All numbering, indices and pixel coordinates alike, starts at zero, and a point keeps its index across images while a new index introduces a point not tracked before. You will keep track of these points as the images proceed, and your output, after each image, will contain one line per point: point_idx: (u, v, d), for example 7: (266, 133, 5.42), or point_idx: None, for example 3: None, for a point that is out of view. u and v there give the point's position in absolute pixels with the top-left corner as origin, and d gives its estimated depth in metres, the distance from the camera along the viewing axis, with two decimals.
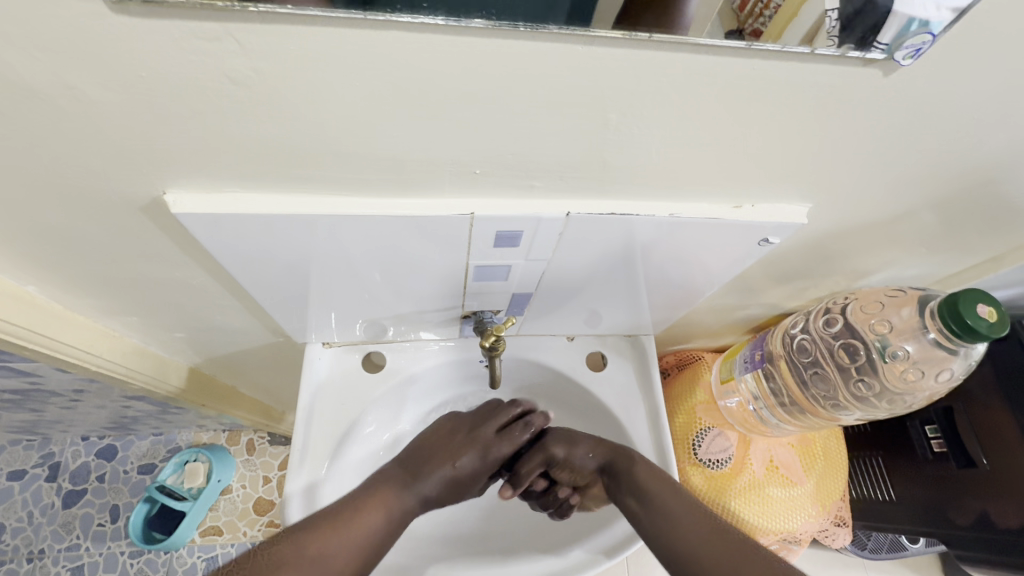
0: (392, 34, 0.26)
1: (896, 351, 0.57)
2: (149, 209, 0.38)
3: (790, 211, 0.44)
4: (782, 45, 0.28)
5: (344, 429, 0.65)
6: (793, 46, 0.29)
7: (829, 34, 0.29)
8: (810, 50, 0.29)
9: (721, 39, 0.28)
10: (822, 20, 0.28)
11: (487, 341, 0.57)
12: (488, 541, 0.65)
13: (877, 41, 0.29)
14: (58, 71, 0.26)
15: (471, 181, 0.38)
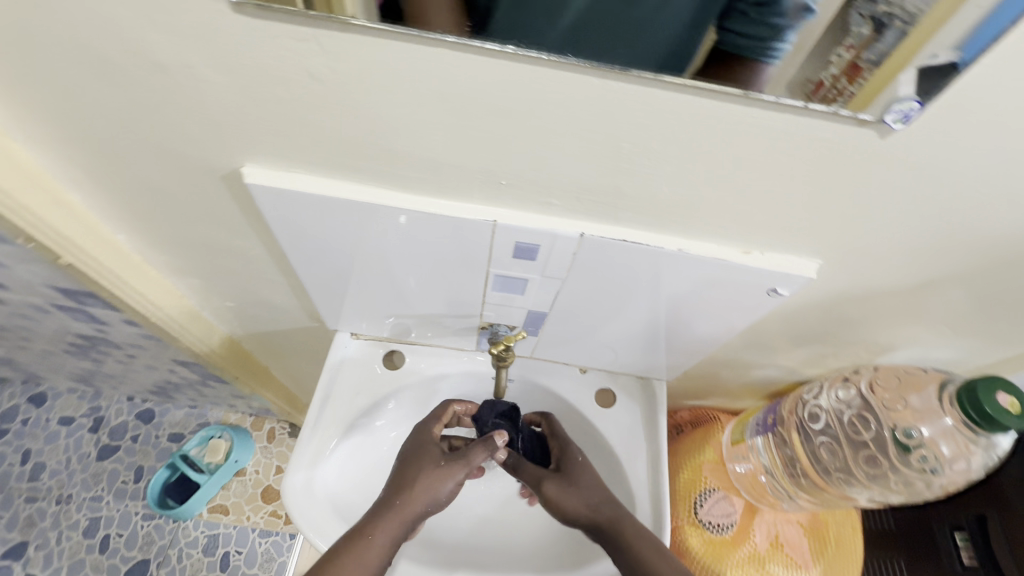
0: (442, 51, 0.31)
1: (910, 431, 0.57)
2: (226, 179, 0.44)
3: (799, 265, 0.45)
4: (777, 97, 0.31)
5: (354, 418, 0.68)
6: (786, 99, 0.31)
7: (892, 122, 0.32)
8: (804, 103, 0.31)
9: (717, 84, 0.31)
10: (892, 101, 0.31)
11: (497, 349, 0.60)
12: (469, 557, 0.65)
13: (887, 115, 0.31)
14: (184, 52, 0.33)
15: (497, 193, 0.42)
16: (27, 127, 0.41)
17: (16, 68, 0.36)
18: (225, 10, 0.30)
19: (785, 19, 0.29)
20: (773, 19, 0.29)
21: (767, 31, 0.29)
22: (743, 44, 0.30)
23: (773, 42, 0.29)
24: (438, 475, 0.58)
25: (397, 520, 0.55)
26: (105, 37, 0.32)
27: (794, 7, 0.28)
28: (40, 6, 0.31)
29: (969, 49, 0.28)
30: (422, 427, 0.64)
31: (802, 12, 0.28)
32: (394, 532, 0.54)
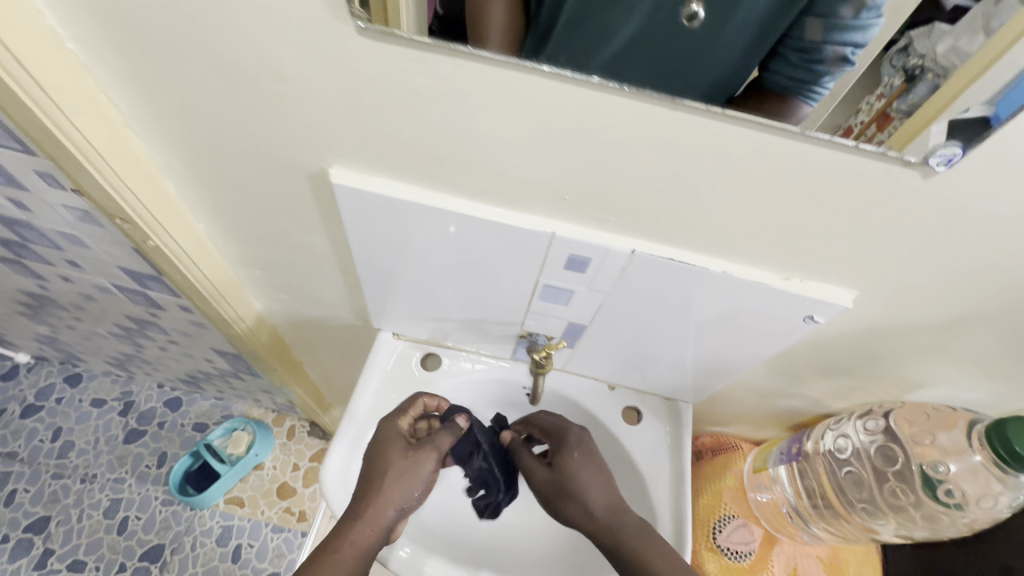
0: (536, 79, 0.35)
1: (937, 465, 0.58)
2: (312, 179, 0.49)
3: (837, 294, 0.48)
4: (831, 137, 0.35)
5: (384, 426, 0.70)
6: (842, 139, 0.35)
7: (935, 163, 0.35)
8: (833, 136, 0.35)
9: (778, 122, 0.35)
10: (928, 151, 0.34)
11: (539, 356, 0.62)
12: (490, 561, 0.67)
13: (933, 158, 0.34)
14: (305, 65, 0.37)
15: (560, 207, 0.45)
16: (144, 123, 0.46)
17: (148, 72, 0.40)
18: (351, 33, 0.34)
19: (824, 65, 0.34)
20: (813, 65, 0.34)
21: (810, 75, 0.34)
22: (787, 84, 0.35)
23: (816, 86, 0.34)
24: (405, 481, 0.58)
25: (368, 531, 0.55)
26: (239, 49, 0.37)
27: (834, 58, 0.34)
28: (187, 21, 0.36)
29: (1004, 107, 0.31)
30: (386, 426, 0.63)
31: (841, 62, 0.34)
32: (367, 543, 0.55)
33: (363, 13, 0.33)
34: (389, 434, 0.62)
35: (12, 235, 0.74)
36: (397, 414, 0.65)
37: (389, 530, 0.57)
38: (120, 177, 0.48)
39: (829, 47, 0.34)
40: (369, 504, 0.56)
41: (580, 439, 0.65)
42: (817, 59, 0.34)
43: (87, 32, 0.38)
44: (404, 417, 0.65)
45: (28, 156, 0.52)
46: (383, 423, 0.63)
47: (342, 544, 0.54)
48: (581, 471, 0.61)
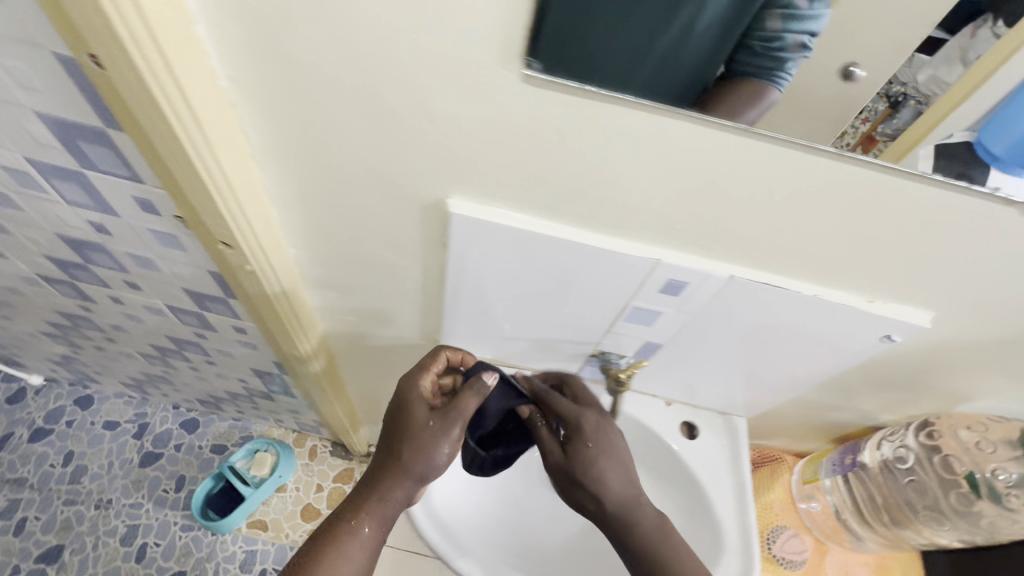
0: (681, 123, 0.38)
1: (998, 472, 0.67)
2: (425, 208, 0.51)
3: (916, 316, 0.52)
4: (948, 181, 0.40)
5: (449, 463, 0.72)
6: (955, 181, 0.40)
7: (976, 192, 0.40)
8: (922, 175, 0.40)
9: (899, 168, 0.40)
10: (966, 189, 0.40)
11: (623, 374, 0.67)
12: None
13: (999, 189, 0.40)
14: (460, 107, 0.39)
15: (669, 236, 0.48)
16: (272, 155, 0.47)
17: (292, 107, 0.42)
18: (514, 79, 0.36)
19: (786, 53, 0.39)
20: (779, 54, 0.39)
21: (773, 61, 0.40)
22: (750, 70, 0.39)
23: (777, 68, 0.40)
24: (424, 448, 0.57)
25: (386, 505, 0.58)
26: (399, 91, 0.39)
27: (794, 44, 0.39)
28: (352, 63, 0.38)
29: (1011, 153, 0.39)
30: (407, 387, 0.62)
31: (800, 48, 0.40)
32: (384, 514, 0.58)
33: (536, 62, 0.35)
34: (410, 399, 0.60)
35: (74, 257, 0.73)
36: (415, 376, 0.63)
37: (407, 496, 0.59)
38: (240, 205, 0.49)
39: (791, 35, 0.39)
40: (388, 475, 0.58)
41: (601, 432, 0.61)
42: (778, 48, 0.39)
43: (243, 70, 0.40)
44: (423, 379, 0.63)
45: (133, 183, 0.53)
46: (404, 384, 0.62)
47: (360, 508, 0.57)
48: (599, 461, 0.59)
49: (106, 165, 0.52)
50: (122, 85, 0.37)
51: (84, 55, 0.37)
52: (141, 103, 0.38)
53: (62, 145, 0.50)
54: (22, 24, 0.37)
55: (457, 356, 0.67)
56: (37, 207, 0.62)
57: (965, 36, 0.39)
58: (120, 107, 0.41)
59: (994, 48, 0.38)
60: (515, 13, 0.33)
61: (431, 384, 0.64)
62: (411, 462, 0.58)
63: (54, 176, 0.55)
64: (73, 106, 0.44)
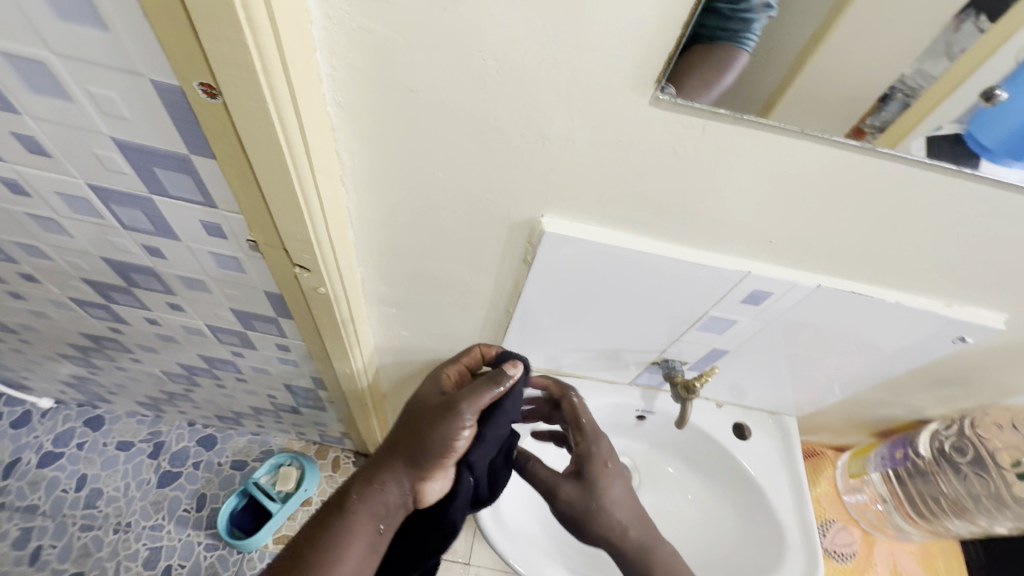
0: (799, 141, 0.39)
1: None
2: (514, 226, 0.50)
3: (990, 318, 0.54)
4: None
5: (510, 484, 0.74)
6: None
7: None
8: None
9: (1012, 180, 0.41)
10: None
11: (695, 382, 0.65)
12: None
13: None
14: (576, 129, 0.39)
15: (761, 249, 0.49)
16: (363, 177, 0.46)
17: (398, 130, 0.41)
18: (643, 102, 0.36)
19: (753, 13, 0.36)
20: (746, 14, 0.36)
21: (744, 24, 0.36)
22: (731, 34, 0.35)
23: (747, 34, 0.36)
24: (430, 434, 0.54)
25: (383, 488, 0.54)
26: (515, 115, 0.39)
27: (759, 4, 0.36)
28: (473, 86, 0.37)
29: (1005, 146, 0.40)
30: (431, 377, 0.64)
31: (763, 7, 0.37)
32: (382, 501, 0.54)
33: (670, 86, 0.35)
34: (431, 387, 0.61)
35: (116, 280, 0.70)
36: (441, 374, 0.63)
37: (409, 486, 0.55)
38: (327, 228, 0.48)
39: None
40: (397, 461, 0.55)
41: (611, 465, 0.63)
42: (744, 9, 0.35)
43: (354, 94, 0.39)
44: (448, 375, 0.63)
45: (205, 207, 0.51)
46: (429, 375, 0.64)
47: (367, 496, 0.54)
48: (608, 492, 0.61)
49: (179, 190, 0.50)
50: (239, 113, 0.36)
51: (196, 83, 0.35)
52: (255, 130, 0.37)
53: (134, 171, 0.48)
54: (128, 51, 0.36)
55: (490, 350, 0.67)
56: (88, 231, 0.60)
57: (950, 30, 0.39)
58: (223, 135, 0.39)
59: (979, 42, 0.39)
60: (660, 39, 0.33)
61: (456, 373, 0.64)
62: (420, 449, 0.54)
63: (117, 201, 0.53)
64: (160, 132, 0.42)
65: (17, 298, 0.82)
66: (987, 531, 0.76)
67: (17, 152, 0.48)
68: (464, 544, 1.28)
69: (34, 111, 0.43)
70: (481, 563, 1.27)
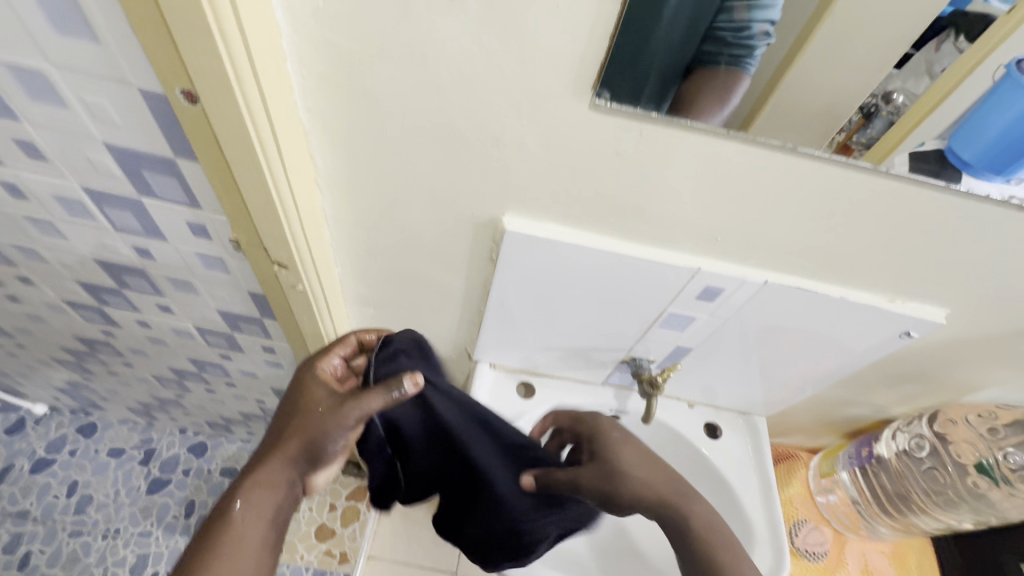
0: (729, 143, 0.42)
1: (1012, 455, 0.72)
2: (479, 225, 0.54)
3: (931, 312, 0.57)
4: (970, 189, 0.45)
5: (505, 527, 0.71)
6: (979, 190, 0.45)
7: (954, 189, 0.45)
8: (946, 185, 0.45)
9: (928, 178, 0.45)
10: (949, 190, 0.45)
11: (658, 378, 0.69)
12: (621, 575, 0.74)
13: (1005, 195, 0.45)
14: (527, 132, 0.43)
15: (709, 245, 0.53)
16: (335, 178, 0.50)
17: (365, 134, 0.45)
18: (583, 107, 0.40)
19: (755, 40, 0.46)
20: (748, 41, 0.46)
21: (746, 50, 0.46)
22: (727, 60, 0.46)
23: (750, 56, 0.46)
24: (317, 433, 0.50)
25: (266, 487, 0.50)
26: (471, 120, 0.43)
27: (760, 32, 0.46)
28: (432, 92, 0.41)
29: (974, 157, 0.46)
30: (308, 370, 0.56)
31: (764, 35, 0.46)
32: (269, 501, 0.50)
33: (605, 92, 0.39)
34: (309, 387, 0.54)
35: (108, 281, 0.73)
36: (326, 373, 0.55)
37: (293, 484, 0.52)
38: (302, 227, 0.52)
39: (756, 24, 0.45)
40: (286, 462, 0.52)
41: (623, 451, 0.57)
42: (746, 36, 0.46)
43: (325, 100, 0.43)
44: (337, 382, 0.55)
45: (191, 208, 0.54)
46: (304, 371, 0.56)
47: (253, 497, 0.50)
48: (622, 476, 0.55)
49: (165, 192, 0.53)
50: (216, 118, 0.39)
51: (178, 91, 0.39)
52: (232, 134, 0.40)
53: (124, 173, 0.52)
54: (118, 62, 0.40)
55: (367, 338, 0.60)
56: (81, 232, 0.63)
57: (933, 50, 0.48)
58: (204, 139, 0.43)
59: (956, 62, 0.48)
60: (593, 50, 0.36)
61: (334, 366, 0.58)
62: (314, 451, 0.51)
63: (109, 202, 0.56)
64: (148, 135, 0.46)
65: (13, 301, 0.85)
66: (953, 527, 0.78)
67: (17, 156, 0.52)
68: (450, 551, 1.29)
69: (32, 117, 0.47)
70: (467, 570, 1.27)
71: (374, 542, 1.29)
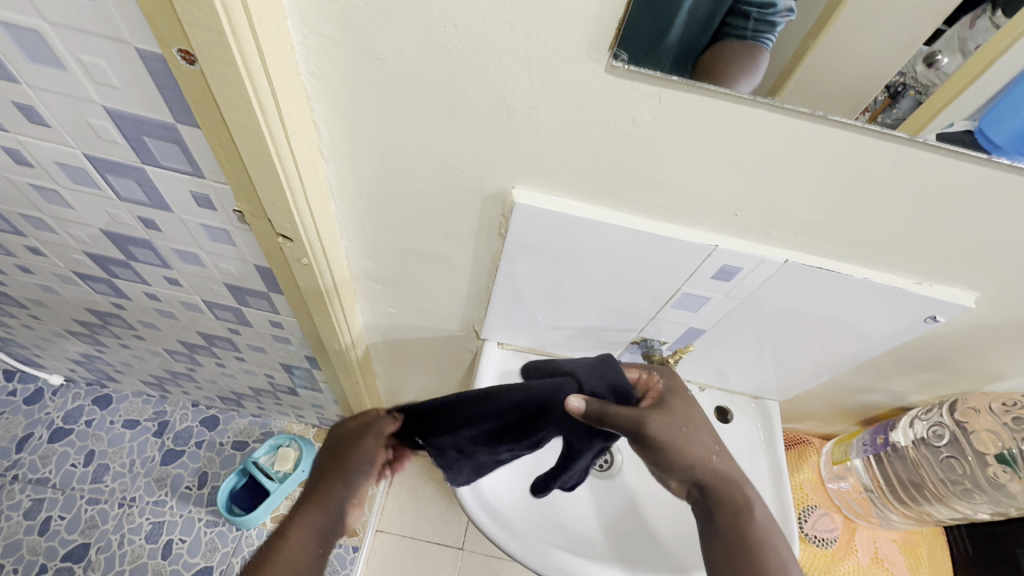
0: (751, 110, 0.40)
1: None
2: (488, 198, 0.52)
3: (960, 296, 0.55)
4: (1011, 162, 0.42)
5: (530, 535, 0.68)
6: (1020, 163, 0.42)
7: (994, 161, 0.42)
8: (987, 158, 0.42)
9: (967, 150, 0.41)
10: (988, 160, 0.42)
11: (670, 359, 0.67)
12: (633, 553, 0.73)
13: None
14: (538, 98, 0.41)
15: (727, 221, 0.51)
16: (337, 146, 0.48)
17: (370, 100, 0.43)
18: (599, 70, 0.38)
19: (778, 17, 0.41)
20: (772, 18, 0.41)
21: (770, 27, 0.41)
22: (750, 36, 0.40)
23: (774, 33, 0.41)
24: (359, 457, 0.58)
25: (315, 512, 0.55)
26: (480, 85, 0.41)
27: (783, 9, 0.41)
28: (439, 54, 0.39)
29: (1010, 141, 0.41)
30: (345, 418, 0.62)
31: (786, 11, 0.41)
32: (316, 525, 0.54)
33: (623, 53, 0.37)
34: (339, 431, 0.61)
35: (116, 253, 0.73)
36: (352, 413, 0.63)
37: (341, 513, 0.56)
38: (306, 198, 0.50)
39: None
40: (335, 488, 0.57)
41: (687, 409, 0.59)
42: (770, 13, 0.41)
43: (327, 62, 0.41)
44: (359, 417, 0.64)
45: (194, 177, 0.53)
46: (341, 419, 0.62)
47: (306, 519, 0.54)
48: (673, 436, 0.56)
49: (167, 159, 0.52)
50: (215, 79, 0.38)
51: (175, 49, 0.37)
52: (230, 96, 0.39)
53: (125, 140, 0.51)
54: (114, 20, 0.38)
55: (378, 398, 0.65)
56: (86, 202, 0.62)
57: (964, 27, 0.41)
58: (204, 102, 0.41)
59: (994, 38, 0.40)
60: (608, 10, 0.34)
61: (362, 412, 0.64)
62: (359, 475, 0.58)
63: (112, 171, 0.55)
64: (147, 100, 0.45)
65: (24, 272, 0.85)
66: (968, 516, 0.76)
67: (18, 121, 0.51)
68: (457, 529, 1.30)
69: (31, 81, 0.46)
70: (474, 546, 1.28)
71: (382, 517, 1.30)
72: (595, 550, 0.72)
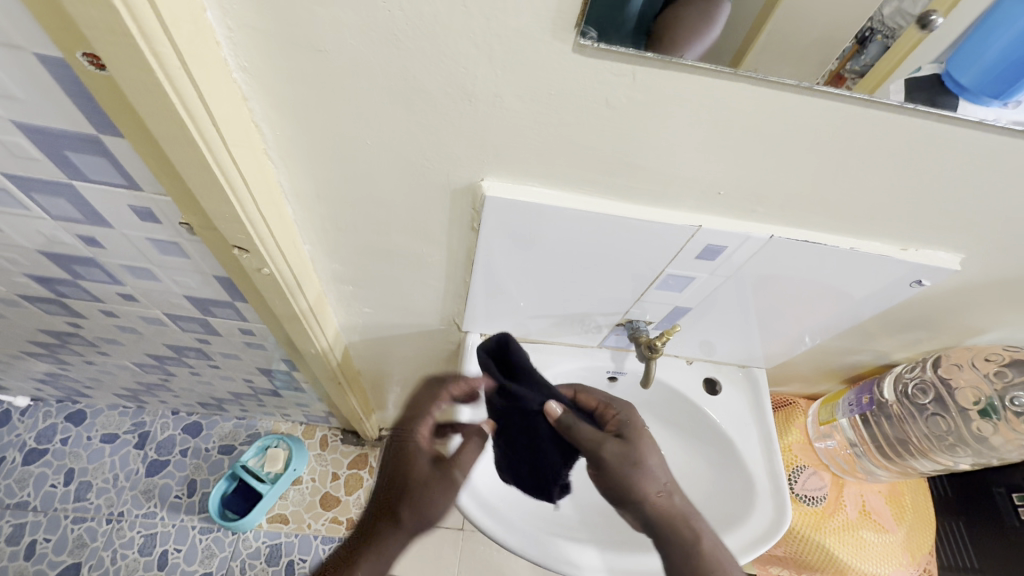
0: (732, 85, 0.37)
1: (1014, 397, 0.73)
2: (458, 192, 0.48)
3: (945, 259, 0.54)
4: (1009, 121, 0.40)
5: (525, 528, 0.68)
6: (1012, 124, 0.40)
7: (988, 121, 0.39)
8: (979, 121, 0.39)
9: (964, 113, 0.39)
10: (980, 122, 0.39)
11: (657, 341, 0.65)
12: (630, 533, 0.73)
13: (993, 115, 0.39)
14: (501, 85, 0.37)
15: (711, 200, 0.48)
16: (286, 148, 0.44)
17: (317, 96, 0.39)
18: (566, 50, 0.34)
19: None
20: None
21: None
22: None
23: None
24: None
25: None
26: (436, 76, 0.37)
27: None
28: (387, 42, 0.35)
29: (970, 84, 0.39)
30: None
31: None
32: None
33: (591, 30, 0.33)
34: None
35: (61, 273, 0.68)
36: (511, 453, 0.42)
37: None
38: (256, 205, 0.46)
39: None
40: None
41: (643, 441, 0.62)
42: None
43: (260, 57, 0.36)
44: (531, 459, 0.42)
45: (131, 190, 0.48)
46: None
47: None
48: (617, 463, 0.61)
49: (97, 174, 0.47)
50: (131, 88, 0.33)
51: (79, 54, 0.32)
52: (152, 106, 0.34)
53: (45, 156, 0.45)
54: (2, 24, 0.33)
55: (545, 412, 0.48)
56: (14, 222, 0.56)
57: None
58: (125, 109, 0.36)
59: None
60: None
61: None
62: None
63: (39, 190, 0.50)
64: (60, 110, 0.40)
65: None
66: (950, 468, 0.79)
67: None
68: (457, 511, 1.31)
69: None
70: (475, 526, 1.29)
71: None
72: (587, 533, 0.72)
